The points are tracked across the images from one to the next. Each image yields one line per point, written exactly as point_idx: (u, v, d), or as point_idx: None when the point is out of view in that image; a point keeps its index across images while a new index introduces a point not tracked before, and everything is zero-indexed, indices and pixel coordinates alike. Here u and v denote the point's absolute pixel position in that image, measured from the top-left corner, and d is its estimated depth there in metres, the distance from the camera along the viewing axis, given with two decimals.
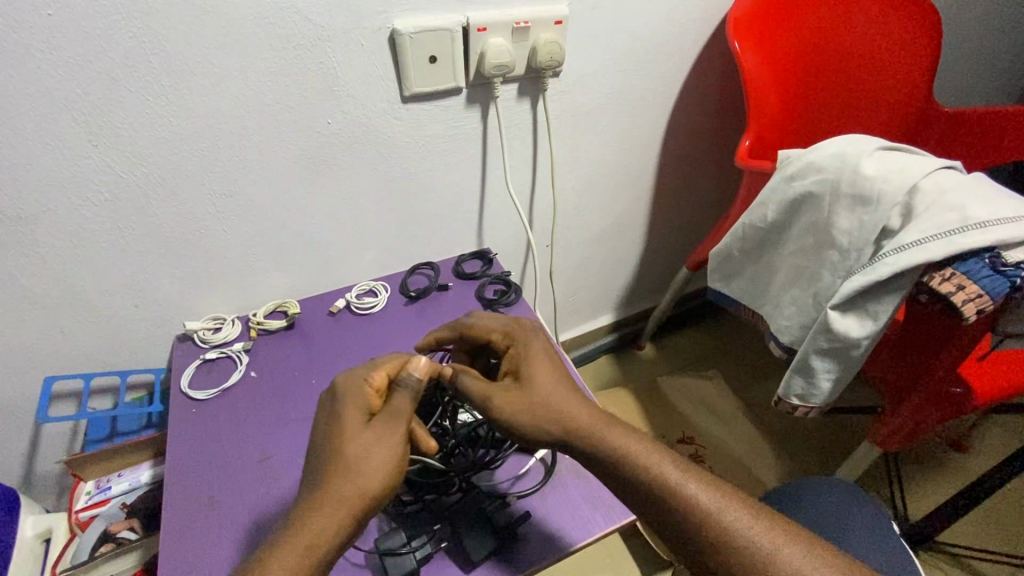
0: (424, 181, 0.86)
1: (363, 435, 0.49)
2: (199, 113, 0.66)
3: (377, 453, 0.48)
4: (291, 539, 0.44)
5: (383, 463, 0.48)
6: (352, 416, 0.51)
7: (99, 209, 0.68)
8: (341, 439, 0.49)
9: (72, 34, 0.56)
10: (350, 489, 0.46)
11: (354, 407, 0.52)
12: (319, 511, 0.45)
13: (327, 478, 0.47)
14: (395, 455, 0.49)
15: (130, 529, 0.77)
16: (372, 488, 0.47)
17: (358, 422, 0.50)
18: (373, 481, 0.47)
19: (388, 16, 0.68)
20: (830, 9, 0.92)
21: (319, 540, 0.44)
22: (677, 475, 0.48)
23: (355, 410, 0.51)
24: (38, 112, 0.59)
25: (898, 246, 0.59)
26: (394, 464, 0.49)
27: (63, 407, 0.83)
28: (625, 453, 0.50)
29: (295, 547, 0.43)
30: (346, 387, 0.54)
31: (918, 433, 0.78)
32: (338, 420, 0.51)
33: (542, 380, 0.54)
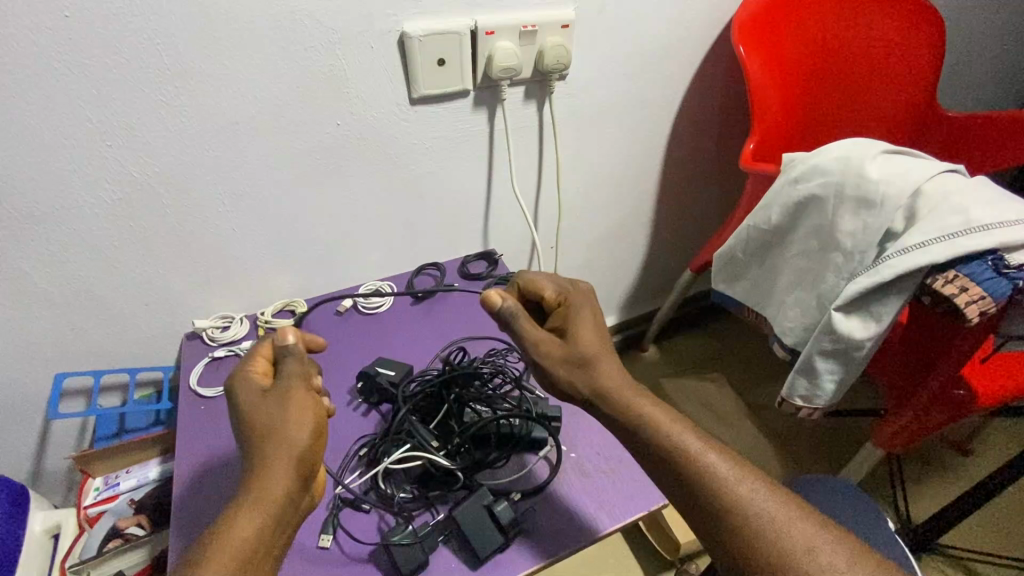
0: (431, 183, 0.87)
1: (268, 410, 0.49)
2: (211, 114, 0.67)
3: (282, 420, 0.49)
4: (237, 510, 0.44)
5: (295, 427, 0.48)
6: (248, 400, 0.51)
7: (113, 208, 0.69)
8: (249, 419, 0.49)
9: (89, 35, 0.57)
10: (276, 453, 0.47)
11: (246, 390, 0.52)
12: (256, 479, 0.45)
13: (252, 452, 0.47)
14: (303, 416, 0.49)
15: (139, 525, 0.78)
16: (293, 454, 0.47)
17: (257, 401, 0.51)
18: (288, 446, 0.47)
19: (398, 20, 0.69)
20: (834, 14, 0.93)
21: (262, 505, 0.44)
22: (721, 466, 0.47)
23: (249, 394, 0.51)
24: (54, 111, 0.60)
25: (902, 248, 0.60)
26: (308, 423, 0.49)
27: (73, 404, 0.84)
28: (653, 419, 0.50)
29: (244, 516, 0.43)
30: (239, 373, 0.54)
31: (920, 435, 0.78)
32: (237, 405, 0.51)
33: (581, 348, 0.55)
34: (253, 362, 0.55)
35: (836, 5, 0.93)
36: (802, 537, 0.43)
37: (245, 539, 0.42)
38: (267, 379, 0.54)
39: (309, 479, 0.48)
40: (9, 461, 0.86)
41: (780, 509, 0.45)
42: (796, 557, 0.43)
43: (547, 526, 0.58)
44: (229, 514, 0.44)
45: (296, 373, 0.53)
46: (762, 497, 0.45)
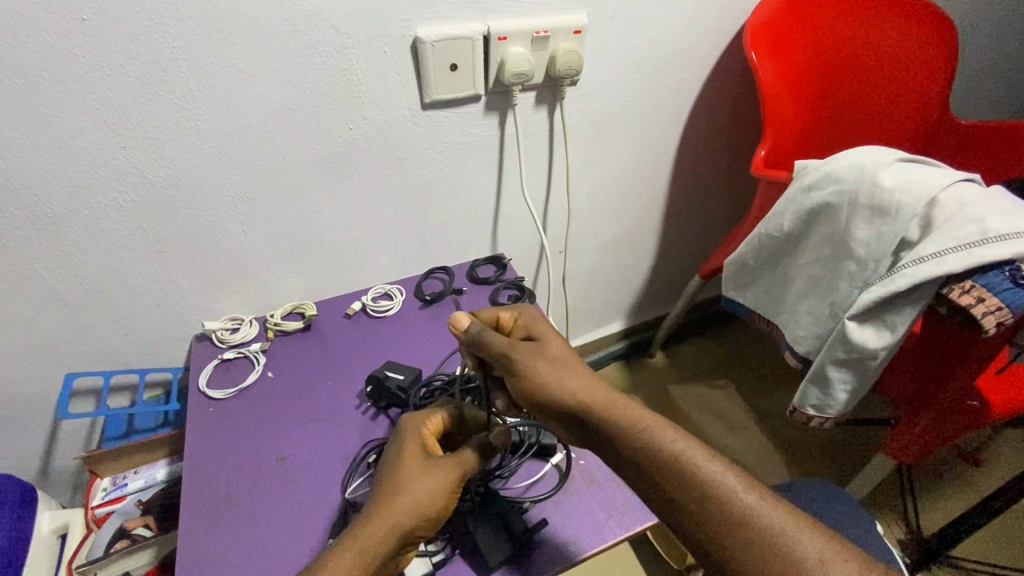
0: (441, 187, 0.87)
1: (416, 466, 0.52)
2: (224, 117, 0.68)
3: (425, 490, 0.50)
4: (342, 549, 0.46)
5: (428, 500, 0.50)
6: (411, 449, 0.54)
7: (127, 210, 0.70)
8: (399, 466, 0.53)
9: (106, 39, 0.58)
10: (399, 514, 0.49)
11: (415, 440, 0.55)
12: (370, 526, 0.48)
13: (383, 496, 0.50)
14: (441, 495, 0.51)
15: (145, 526, 0.78)
16: (410, 520, 0.49)
17: (417, 455, 0.54)
18: (413, 509, 0.49)
19: (411, 24, 0.69)
20: (847, 22, 0.93)
21: (367, 554, 0.46)
22: (722, 476, 0.44)
23: (413, 448, 0.54)
24: (70, 114, 0.61)
25: (918, 257, 0.59)
26: (438, 502, 0.50)
27: (82, 404, 0.84)
28: (645, 428, 0.48)
29: (348, 558, 0.46)
30: (414, 419, 0.58)
31: (932, 446, 0.77)
32: (400, 449, 0.54)
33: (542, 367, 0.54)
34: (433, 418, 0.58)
35: (848, 12, 0.93)
36: (814, 547, 0.41)
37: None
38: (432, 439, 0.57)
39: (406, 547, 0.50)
40: (17, 460, 0.86)
41: (785, 518, 0.42)
42: (807, 569, 0.40)
43: (557, 533, 0.58)
44: (335, 551, 0.46)
45: (468, 458, 0.54)
46: (766, 508, 0.43)
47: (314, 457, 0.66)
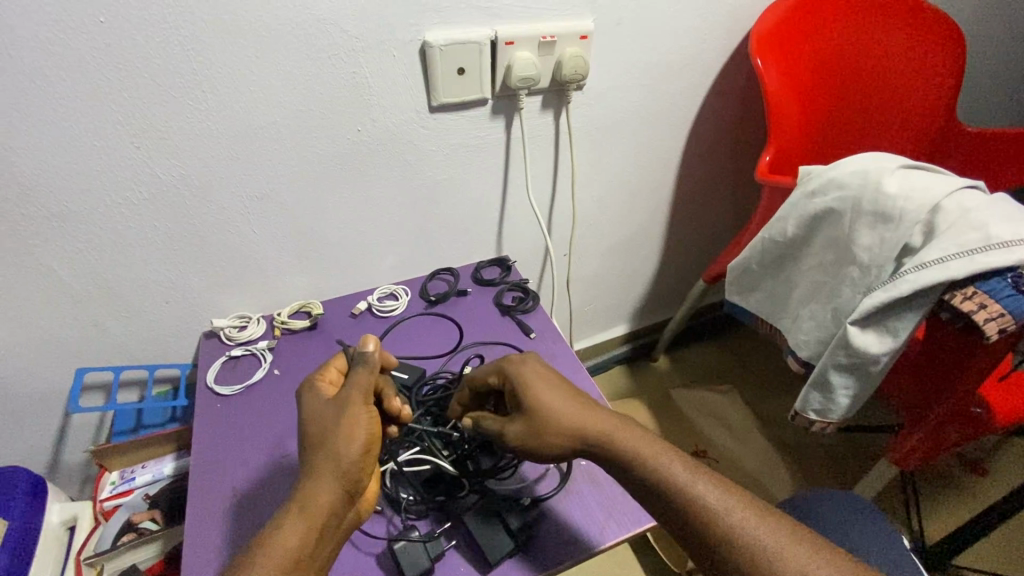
0: (447, 189, 0.88)
1: (320, 416, 0.52)
2: (236, 118, 0.69)
3: (340, 429, 0.50)
4: (283, 518, 0.46)
5: (345, 437, 0.50)
6: (309, 401, 0.54)
7: (140, 208, 0.71)
8: (306, 422, 0.52)
9: (123, 41, 0.59)
10: (322, 463, 0.48)
11: (314, 394, 0.55)
12: (304, 489, 0.48)
13: (305, 460, 0.50)
14: (358, 423, 0.51)
15: (151, 520, 0.80)
16: (336, 468, 0.48)
17: (318, 406, 0.53)
18: (334, 455, 0.49)
19: (420, 29, 0.70)
20: (853, 29, 0.93)
21: (308, 513, 0.46)
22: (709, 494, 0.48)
23: (312, 401, 0.54)
24: (87, 114, 0.62)
25: (919, 264, 0.59)
26: (358, 434, 0.50)
27: (92, 398, 0.85)
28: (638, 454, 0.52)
29: (294, 522, 0.46)
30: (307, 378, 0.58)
31: (935, 453, 0.77)
32: (303, 408, 0.54)
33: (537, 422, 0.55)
34: (322, 370, 0.58)
35: (855, 18, 0.93)
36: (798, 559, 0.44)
37: (291, 548, 0.44)
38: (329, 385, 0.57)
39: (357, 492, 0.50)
40: (28, 452, 0.88)
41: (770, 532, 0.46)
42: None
43: (555, 533, 0.59)
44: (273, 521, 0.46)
45: (359, 379, 0.55)
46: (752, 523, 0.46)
47: None
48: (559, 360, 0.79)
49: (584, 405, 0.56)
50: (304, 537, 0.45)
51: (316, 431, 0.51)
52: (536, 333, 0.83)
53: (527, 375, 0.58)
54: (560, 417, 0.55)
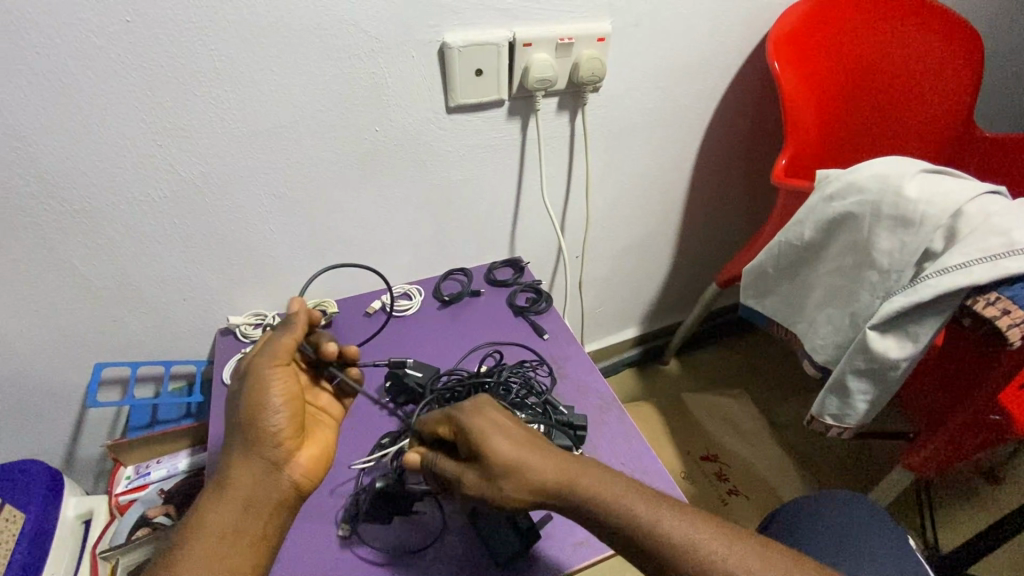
0: (462, 189, 0.89)
1: (236, 391, 0.55)
2: (256, 118, 0.70)
3: (247, 401, 0.52)
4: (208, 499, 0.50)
5: (249, 408, 0.52)
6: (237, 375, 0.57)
7: (160, 205, 0.72)
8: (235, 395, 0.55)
9: (148, 41, 0.60)
10: (243, 439, 0.52)
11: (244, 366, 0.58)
12: (224, 467, 0.51)
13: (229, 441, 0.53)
14: (262, 392, 0.52)
15: (167, 515, 0.79)
16: (241, 441, 0.52)
17: (238, 381, 0.56)
18: (240, 429, 0.52)
19: (439, 30, 0.71)
20: (870, 33, 0.93)
21: (223, 487, 0.50)
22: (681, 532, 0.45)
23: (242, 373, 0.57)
24: (112, 113, 0.63)
25: (941, 269, 0.59)
26: (260, 401, 0.52)
27: (109, 393, 0.86)
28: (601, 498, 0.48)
29: (216, 498, 0.50)
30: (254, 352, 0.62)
31: (952, 462, 0.76)
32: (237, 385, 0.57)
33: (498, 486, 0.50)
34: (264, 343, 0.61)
35: (873, 22, 0.93)
36: None
37: (218, 521, 0.48)
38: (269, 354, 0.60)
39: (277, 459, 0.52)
40: (45, 446, 0.89)
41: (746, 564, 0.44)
42: None
43: (570, 534, 0.59)
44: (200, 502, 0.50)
45: (273, 346, 0.55)
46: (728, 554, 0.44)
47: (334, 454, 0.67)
48: (572, 362, 0.79)
49: (537, 448, 0.51)
50: (226, 509, 0.49)
51: (239, 403, 0.54)
52: (549, 334, 0.83)
53: (479, 423, 0.52)
54: (518, 474, 0.49)
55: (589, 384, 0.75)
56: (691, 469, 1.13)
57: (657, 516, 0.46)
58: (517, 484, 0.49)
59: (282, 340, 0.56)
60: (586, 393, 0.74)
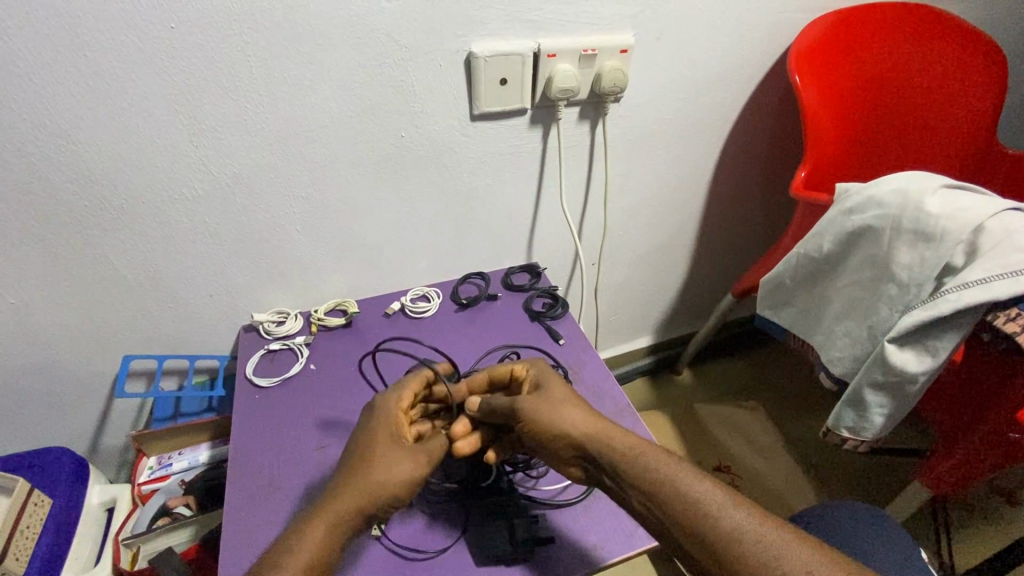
0: (482, 195, 0.90)
1: (384, 444, 0.56)
2: (288, 122, 0.72)
3: (384, 470, 0.54)
4: (310, 525, 0.50)
5: (388, 478, 0.53)
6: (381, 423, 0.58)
7: (191, 204, 0.74)
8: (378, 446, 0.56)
9: (190, 46, 0.63)
10: (359, 486, 0.53)
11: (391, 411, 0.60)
12: (334, 502, 0.52)
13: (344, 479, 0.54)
14: (406, 471, 0.54)
15: (186, 506, 0.81)
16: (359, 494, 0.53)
17: (387, 438, 0.57)
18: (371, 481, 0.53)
19: (466, 40, 0.73)
20: (891, 48, 0.93)
21: (335, 527, 0.50)
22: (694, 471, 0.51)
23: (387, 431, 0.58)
24: (153, 113, 0.66)
25: (961, 284, 0.59)
26: (400, 481, 0.54)
27: (135, 385, 0.89)
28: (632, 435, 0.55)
29: (324, 523, 0.51)
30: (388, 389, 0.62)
31: (970, 480, 0.75)
32: (376, 431, 0.58)
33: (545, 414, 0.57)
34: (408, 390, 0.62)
35: (895, 37, 0.93)
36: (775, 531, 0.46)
37: (314, 552, 0.49)
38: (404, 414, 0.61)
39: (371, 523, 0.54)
40: (72, 434, 0.92)
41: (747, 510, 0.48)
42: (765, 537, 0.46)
43: (584, 537, 0.59)
44: (308, 528, 0.50)
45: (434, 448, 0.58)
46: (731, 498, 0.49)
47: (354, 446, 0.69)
48: (588, 367, 0.80)
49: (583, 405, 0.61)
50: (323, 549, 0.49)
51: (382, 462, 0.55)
52: (566, 339, 0.84)
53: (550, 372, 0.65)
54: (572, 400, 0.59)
55: (604, 390, 0.76)
56: None
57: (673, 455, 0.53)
58: (567, 411, 0.57)
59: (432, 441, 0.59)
60: (601, 398, 0.75)
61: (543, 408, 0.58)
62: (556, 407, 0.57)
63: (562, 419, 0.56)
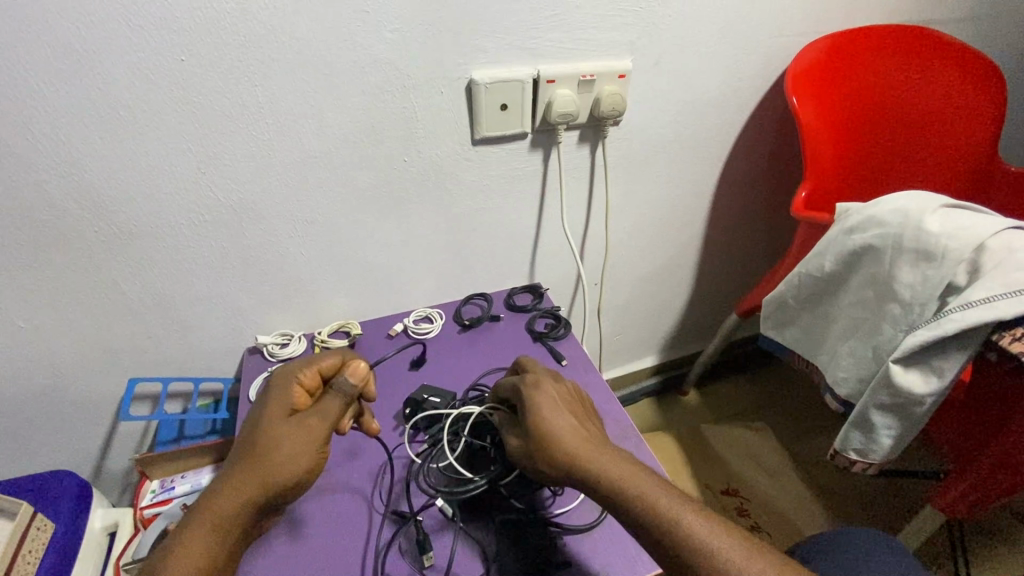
0: (485, 217, 0.91)
1: (276, 430, 0.55)
2: (293, 148, 0.74)
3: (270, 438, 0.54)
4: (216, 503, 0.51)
5: (268, 425, 0.55)
6: (270, 418, 0.56)
7: (198, 229, 0.76)
8: (262, 426, 0.55)
9: (198, 78, 0.65)
10: (255, 467, 0.52)
11: (277, 406, 0.57)
12: (227, 488, 0.51)
13: (235, 467, 0.53)
14: (278, 410, 0.57)
15: (187, 531, 0.78)
16: (283, 467, 0.52)
17: (272, 417, 0.56)
18: (275, 471, 0.52)
19: (467, 68, 0.75)
20: (886, 71, 0.94)
21: (223, 515, 0.50)
22: (684, 516, 0.48)
23: (274, 416, 0.56)
24: (162, 141, 0.68)
25: (965, 302, 0.58)
26: (302, 458, 0.53)
27: (141, 408, 0.90)
28: (620, 468, 0.51)
29: (212, 516, 0.50)
30: (280, 385, 0.60)
31: (984, 503, 0.73)
32: (258, 428, 0.55)
33: (553, 420, 0.56)
34: (293, 382, 0.60)
35: (892, 59, 0.94)
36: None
37: (205, 540, 0.49)
38: (295, 396, 0.59)
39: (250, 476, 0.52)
40: (75, 457, 0.92)
41: (735, 550, 0.45)
42: None
43: (587, 565, 0.58)
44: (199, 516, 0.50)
45: (325, 410, 0.57)
46: (723, 545, 0.46)
47: (351, 474, 0.68)
48: (591, 389, 0.79)
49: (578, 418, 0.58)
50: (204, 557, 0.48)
51: (263, 435, 0.54)
52: (569, 360, 0.84)
53: (541, 381, 0.61)
54: (563, 418, 0.56)
55: (607, 413, 0.75)
56: (708, 501, 1.11)
57: (663, 495, 0.49)
58: (559, 427, 0.55)
59: (274, 410, 0.57)
60: (603, 421, 0.74)
61: (552, 413, 0.57)
62: (549, 424, 0.55)
63: (558, 436, 0.54)
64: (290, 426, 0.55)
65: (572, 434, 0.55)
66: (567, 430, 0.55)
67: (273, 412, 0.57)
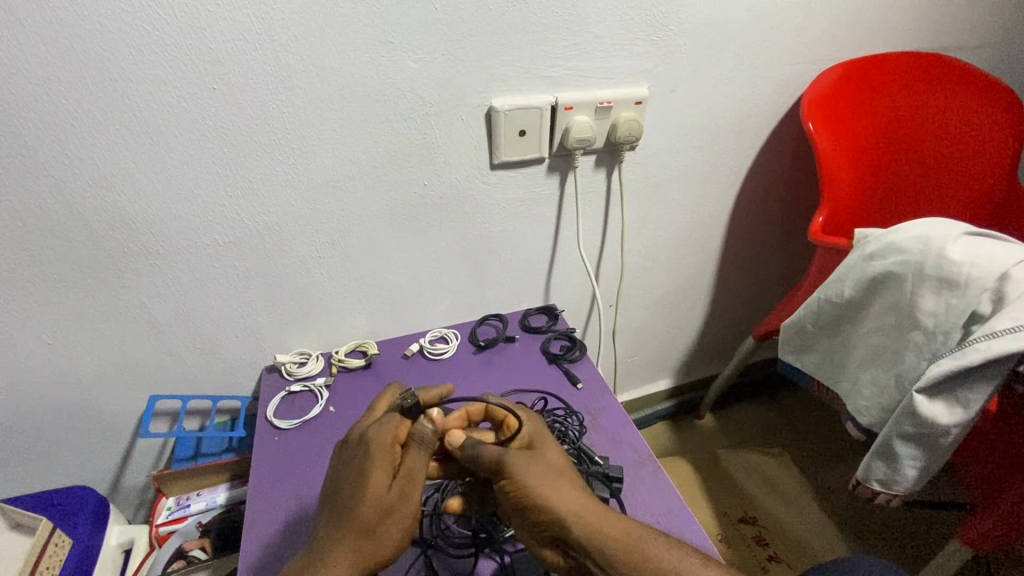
0: (501, 240, 0.92)
1: (379, 496, 0.53)
2: (317, 172, 0.76)
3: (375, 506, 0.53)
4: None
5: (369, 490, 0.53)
6: (369, 487, 0.53)
7: (222, 249, 0.78)
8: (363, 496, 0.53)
9: (229, 106, 0.68)
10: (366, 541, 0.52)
11: (376, 467, 0.54)
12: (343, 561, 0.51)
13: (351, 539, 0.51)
14: (376, 473, 0.54)
15: (201, 549, 0.81)
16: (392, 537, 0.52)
17: (373, 484, 0.53)
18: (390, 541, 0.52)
19: (487, 96, 0.77)
20: (902, 97, 0.95)
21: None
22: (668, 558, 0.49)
23: (375, 480, 0.54)
24: (191, 165, 0.70)
25: (990, 332, 0.58)
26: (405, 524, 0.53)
27: (160, 424, 0.90)
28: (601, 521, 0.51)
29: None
30: (374, 452, 0.55)
31: (1012, 537, 0.71)
32: (357, 498, 0.53)
33: (528, 472, 0.53)
34: (388, 444, 0.56)
35: (907, 86, 0.95)
36: None
37: None
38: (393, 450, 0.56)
39: (367, 550, 0.51)
40: (93, 472, 0.93)
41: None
42: None
43: None
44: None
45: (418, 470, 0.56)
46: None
47: None
48: (607, 412, 0.79)
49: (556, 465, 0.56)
50: None
51: (369, 503, 0.53)
52: (584, 383, 0.84)
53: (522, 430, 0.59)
54: (545, 463, 0.55)
55: (624, 438, 0.75)
56: (725, 529, 1.09)
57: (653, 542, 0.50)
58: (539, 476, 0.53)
59: (375, 472, 0.54)
60: (621, 446, 0.74)
61: (528, 463, 0.54)
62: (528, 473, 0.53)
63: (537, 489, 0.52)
64: (393, 492, 0.54)
65: (553, 485, 0.52)
66: (547, 478, 0.53)
67: (374, 474, 0.54)
